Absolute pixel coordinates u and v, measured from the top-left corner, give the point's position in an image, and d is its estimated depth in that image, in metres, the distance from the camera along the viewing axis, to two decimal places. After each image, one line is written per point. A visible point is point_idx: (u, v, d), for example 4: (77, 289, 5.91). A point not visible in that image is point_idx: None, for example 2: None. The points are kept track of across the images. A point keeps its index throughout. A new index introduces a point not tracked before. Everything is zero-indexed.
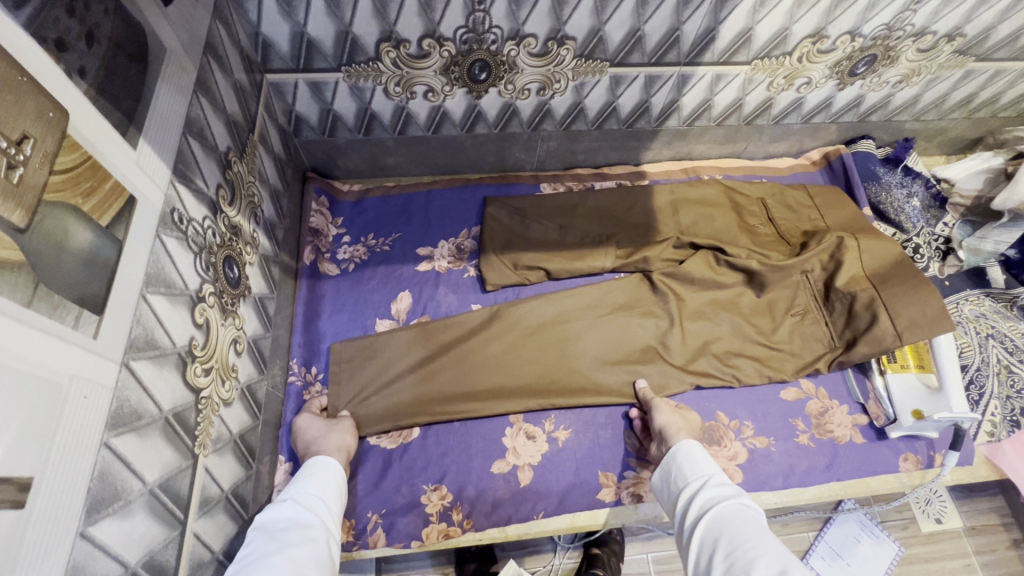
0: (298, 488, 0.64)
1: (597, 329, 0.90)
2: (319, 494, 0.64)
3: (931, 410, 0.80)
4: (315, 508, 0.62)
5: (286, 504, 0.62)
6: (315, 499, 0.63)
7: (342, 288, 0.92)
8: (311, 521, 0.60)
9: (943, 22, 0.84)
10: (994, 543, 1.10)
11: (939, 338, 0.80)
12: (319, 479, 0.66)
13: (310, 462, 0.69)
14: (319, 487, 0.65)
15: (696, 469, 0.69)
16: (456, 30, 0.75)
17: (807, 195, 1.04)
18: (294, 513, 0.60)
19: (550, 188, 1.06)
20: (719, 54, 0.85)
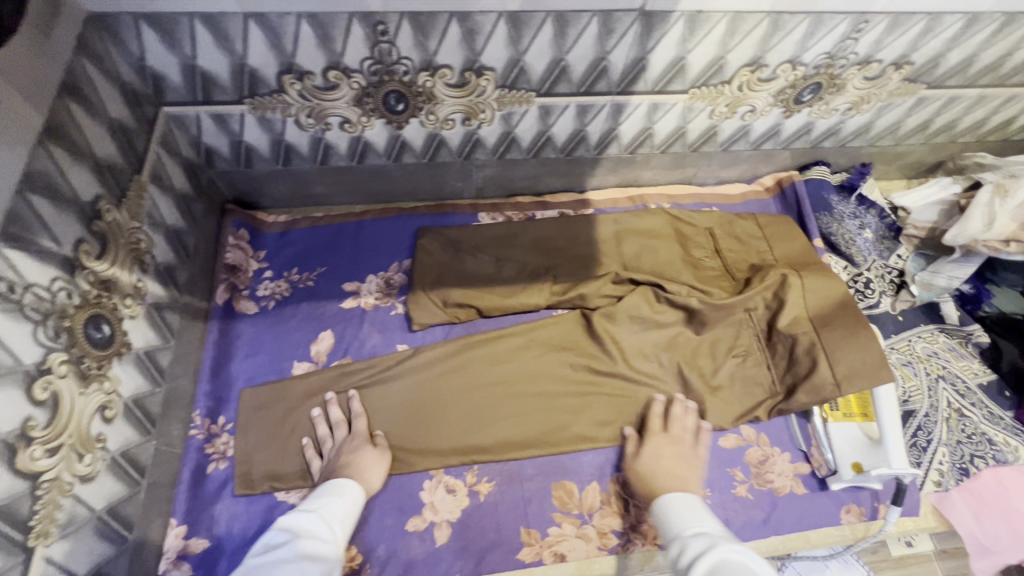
0: (323, 501, 0.66)
1: (528, 374, 0.86)
2: (339, 517, 0.65)
3: (870, 463, 0.76)
4: (332, 526, 0.63)
5: (310, 513, 0.63)
6: (334, 518, 0.64)
7: (260, 329, 0.87)
8: (327, 538, 0.61)
9: (888, 50, 0.79)
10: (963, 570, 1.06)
11: (879, 388, 0.75)
12: (345, 503, 0.67)
13: (337, 481, 0.70)
14: (341, 509, 0.66)
15: (694, 519, 0.62)
16: (362, 62, 0.70)
17: (756, 225, 0.99)
18: (313, 525, 0.61)
19: (489, 218, 1.01)
20: (653, 84, 0.80)
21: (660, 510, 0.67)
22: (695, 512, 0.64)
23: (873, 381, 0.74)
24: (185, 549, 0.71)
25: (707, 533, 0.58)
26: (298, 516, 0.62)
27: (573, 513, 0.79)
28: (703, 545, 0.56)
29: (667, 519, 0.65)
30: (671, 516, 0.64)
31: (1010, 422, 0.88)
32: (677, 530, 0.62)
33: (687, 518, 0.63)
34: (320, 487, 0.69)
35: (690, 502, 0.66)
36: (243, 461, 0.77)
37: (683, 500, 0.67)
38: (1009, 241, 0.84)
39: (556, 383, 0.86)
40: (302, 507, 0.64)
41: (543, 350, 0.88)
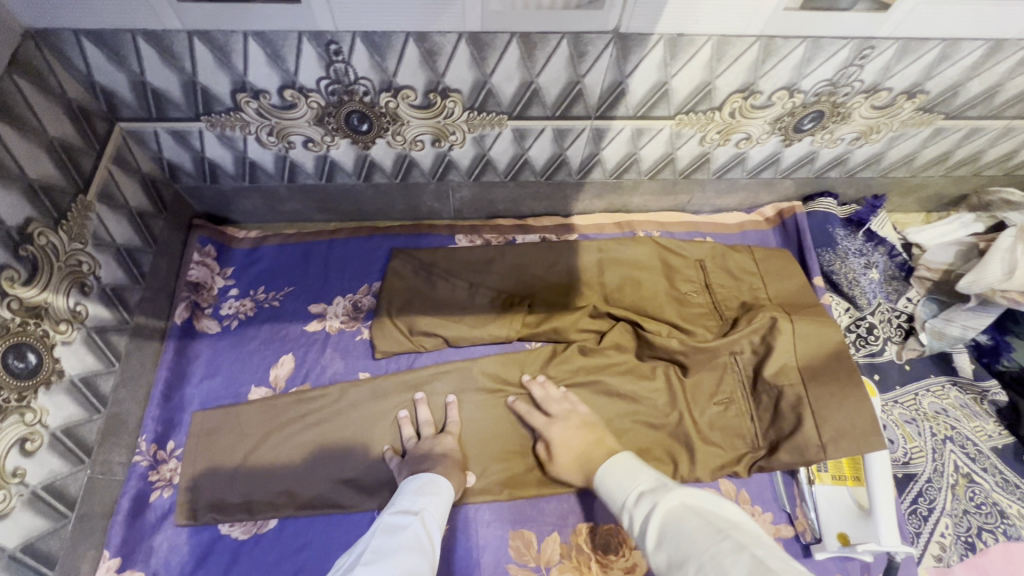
0: (423, 502, 0.66)
1: (497, 410, 0.82)
2: (436, 519, 0.65)
3: (858, 537, 0.70)
4: (432, 530, 0.63)
5: (412, 517, 0.63)
6: (434, 523, 0.64)
7: (219, 350, 0.85)
8: (424, 547, 0.60)
9: (898, 78, 0.72)
10: None
11: (870, 454, 0.71)
12: (442, 504, 0.67)
13: (432, 476, 0.70)
14: (438, 510, 0.66)
15: (625, 484, 0.63)
16: (318, 82, 0.67)
17: (752, 258, 0.92)
18: (413, 531, 0.61)
19: (466, 240, 0.97)
20: (634, 109, 0.74)
21: (602, 485, 0.66)
22: (631, 468, 0.65)
23: (862, 447, 0.70)
24: None
25: (646, 492, 0.60)
26: (396, 519, 0.62)
27: (529, 566, 0.74)
28: (646, 507, 0.57)
29: (606, 491, 0.65)
30: (609, 487, 0.65)
31: None
32: (619, 497, 0.63)
33: (621, 481, 0.64)
34: (409, 483, 0.69)
35: (619, 462, 0.67)
36: (186, 489, 0.74)
37: (620, 463, 0.67)
38: None
39: (536, 404, 0.82)
40: (404, 512, 0.64)
41: (510, 378, 0.84)
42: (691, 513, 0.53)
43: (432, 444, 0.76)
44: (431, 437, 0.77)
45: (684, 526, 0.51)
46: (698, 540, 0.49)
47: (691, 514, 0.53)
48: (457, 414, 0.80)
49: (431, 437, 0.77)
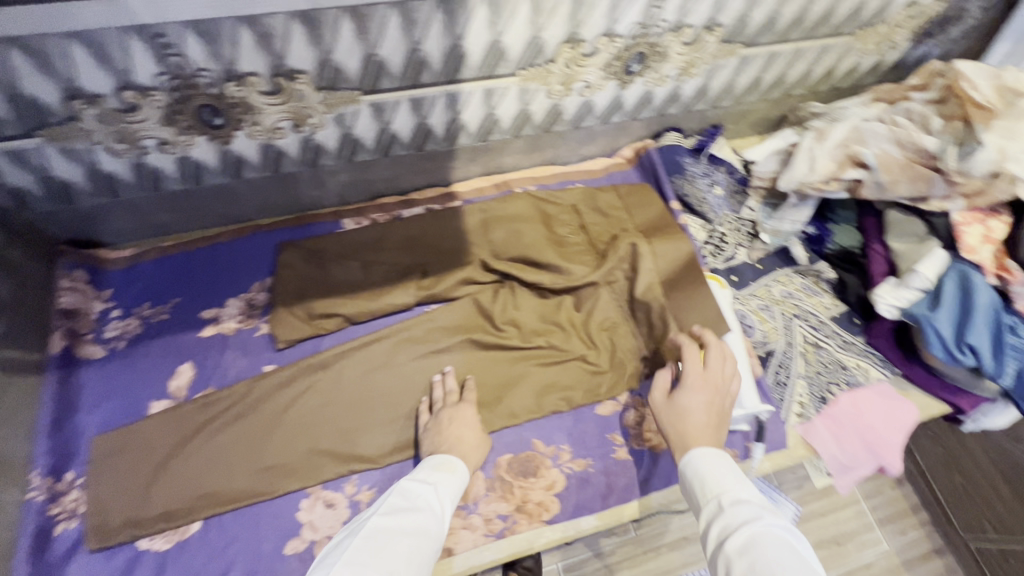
0: (439, 476, 0.69)
1: (406, 375, 0.86)
2: (449, 495, 0.68)
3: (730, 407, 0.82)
4: (442, 500, 0.66)
5: (427, 486, 0.66)
6: (445, 495, 0.67)
7: (108, 373, 0.82)
8: (434, 513, 0.63)
9: (695, 14, 0.83)
10: (880, 485, 1.28)
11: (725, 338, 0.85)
12: (456, 479, 0.70)
13: (448, 457, 0.73)
14: (450, 484, 0.69)
15: (722, 480, 0.62)
16: (156, 78, 0.67)
17: (617, 196, 1.02)
18: (425, 498, 0.65)
19: (353, 223, 0.99)
20: (478, 70, 0.80)
21: (686, 470, 0.66)
22: (728, 470, 0.64)
23: (714, 332, 0.85)
24: None
25: (750, 500, 0.59)
26: (412, 487, 0.66)
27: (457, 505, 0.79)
28: (749, 514, 0.56)
29: (692, 476, 0.65)
30: (699, 471, 0.64)
31: (862, 347, 0.96)
32: (709, 489, 0.62)
33: (707, 480, 0.63)
34: (426, 459, 0.73)
35: (716, 457, 0.65)
36: (95, 513, 0.72)
37: (715, 457, 0.66)
38: (829, 180, 0.89)
39: (445, 369, 0.87)
40: (422, 480, 0.67)
41: (412, 345, 0.88)
42: (783, 545, 0.52)
43: (451, 414, 0.79)
44: (452, 405, 0.80)
45: (780, 555, 0.50)
46: (793, 571, 0.49)
47: (779, 543, 0.52)
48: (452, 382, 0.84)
49: (453, 405, 0.81)
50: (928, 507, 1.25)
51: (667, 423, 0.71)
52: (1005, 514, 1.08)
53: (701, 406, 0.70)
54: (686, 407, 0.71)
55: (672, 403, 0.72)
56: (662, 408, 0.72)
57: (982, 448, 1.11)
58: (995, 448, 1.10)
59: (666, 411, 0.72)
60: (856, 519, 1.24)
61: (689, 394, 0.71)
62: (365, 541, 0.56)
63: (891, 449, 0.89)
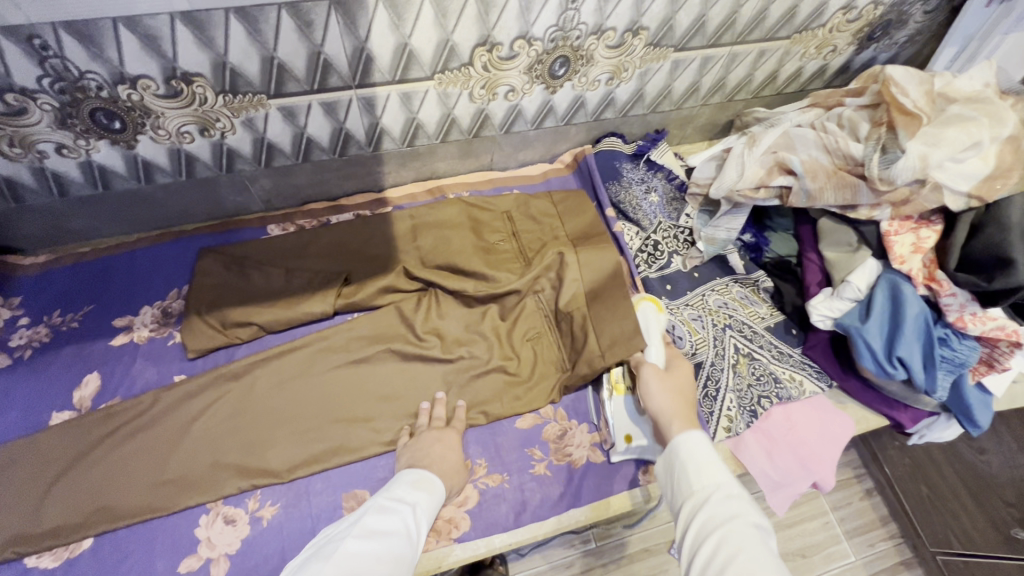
0: (417, 496, 0.67)
1: (317, 386, 0.83)
2: (425, 514, 0.66)
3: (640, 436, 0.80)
4: (419, 521, 0.65)
5: (405, 508, 0.65)
6: (422, 516, 0.66)
7: (11, 383, 0.80)
8: (410, 536, 0.61)
9: (615, 17, 0.81)
10: (850, 497, 1.25)
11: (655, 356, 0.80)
12: (432, 500, 0.68)
13: (427, 474, 0.71)
14: (427, 503, 0.67)
15: (714, 472, 0.59)
16: (39, 81, 0.65)
17: (550, 203, 1.00)
18: (403, 519, 0.63)
19: (279, 229, 0.97)
20: (390, 73, 0.78)
21: (679, 450, 0.62)
22: (715, 459, 0.61)
23: (629, 346, 0.78)
24: None
25: (735, 495, 0.56)
26: (390, 504, 0.64)
27: None
28: (734, 511, 0.54)
29: (681, 462, 0.61)
30: (689, 459, 0.61)
31: (798, 358, 0.93)
32: (698, 483, 0.59)
33: (698, 471, 0.60)
34: (402, 475, 0.71)
35: (707, 449, 0.62)
36: None
37: (704, 444, 0.62)
38: (759, 186, 0.86)
39: (361, 379, 0.84)
40: (399, 500, 0.66)
41: (328, 356, 0.85)
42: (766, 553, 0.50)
43: (436, 436, 0.78)
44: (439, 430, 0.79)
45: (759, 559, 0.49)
46: None
47: (759, 546, 0.50)
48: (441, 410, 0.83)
49: (438, 428, 0.79)
50: (898, 518, 1.21)
51: (660, 391, 0.72)
52: (970, 525, 1.03)
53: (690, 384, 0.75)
54: (678, 381, 0.74)
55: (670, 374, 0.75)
56: (655, 378, 0.74)
57: (946, 459, 1.07)
58: (958, 459, 1.06)
59: (660, 380, 0.74)
60: (823, 530, 1.21)
61: (681, 372, 0.76)
62: (336, 566, 0.53)
63: (823, 464, 0.87)
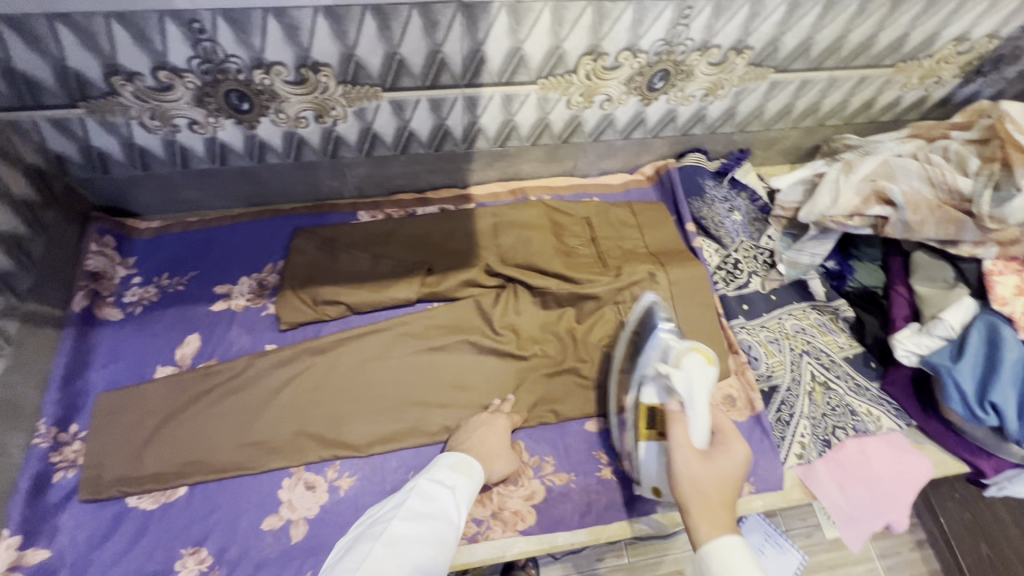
0: (457, 479, 0.70)
1: (398, 368, 0.86)
2: (466, 498, 0.70)
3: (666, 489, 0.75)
4: (461, 504, 0.69)
5: (447, 491, 0.69)
6: (463, 500, 0.69)
7: (121, 335, 0.86)
8: (450, 520, 0.66)
9: (722, 35, 0.82)
10: (899, 546, 1.19)
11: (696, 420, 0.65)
12: (473, 483, 0.72)
13: (466, 458, 0.74)
14: (467, 486, 0.71)
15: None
16: (189, 61, 0.71)
17: (630, 212, 1.02)
18: (444, 504, 0.67)
19: (368, 216, 1.02)
20: (497, 75, 0.81)
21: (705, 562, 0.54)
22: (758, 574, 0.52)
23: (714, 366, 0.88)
24: (19, 561, 0.69)
25: None
26: (433, 489, 0.68)
27: None
28: None
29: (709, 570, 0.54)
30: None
31: (875, 393, 0.90)
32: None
33: None
34: (443, 457, 0.74)
35: (743, 559, 0.53)
36: (92, 466, 0.75)
37: (741, 554, 0.54)
38: (852, 215, 0.85)
39: (438, 367, 0.87)
40: (440, 482, 0.69)
41: (408, 341, 0.88)
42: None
43: (481, 421, 0.81)
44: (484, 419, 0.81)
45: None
46: None
47: None
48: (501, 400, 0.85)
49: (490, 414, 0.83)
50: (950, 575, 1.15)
51: (691, 481, 0.61)
52: None
53: (735, 470, 0.62)
54: (717, 469, 0.61)
55: (708, 464, 0.62)
56: (690, 465, 0.62)
57: (1014, 517, 1.02)
58: None
59: (693, 465, 0.62)
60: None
61: (726, 457, 0.62)
62: (385, 548, 0.59)
63: (899, 504, 0.84)
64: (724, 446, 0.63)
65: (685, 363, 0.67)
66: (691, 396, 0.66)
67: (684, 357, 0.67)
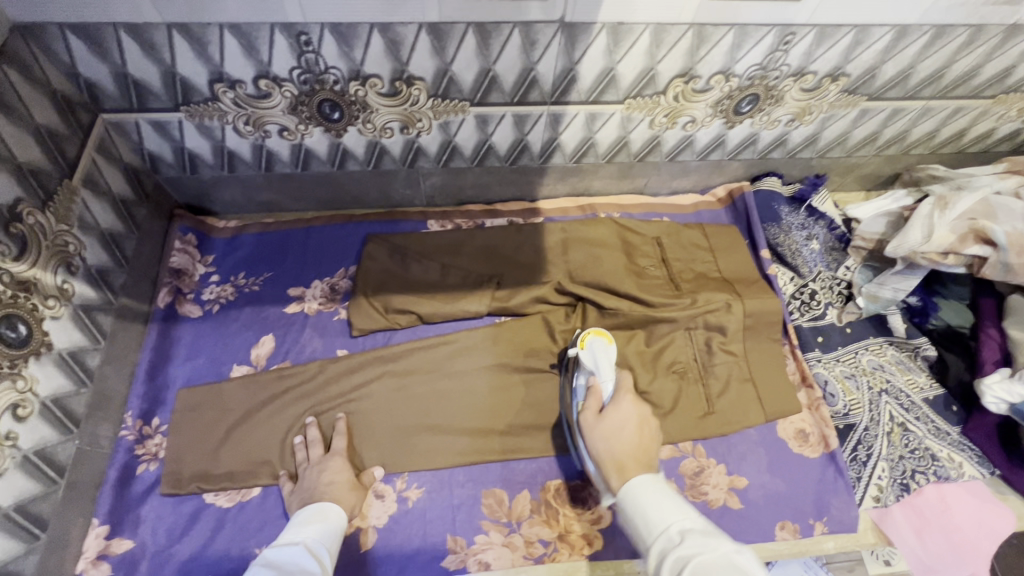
0: (306, 532, 0.64)
1: (467, 381, 0.86)
2: (324, 547, 0.63)
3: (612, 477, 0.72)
4: (321, 555, 0.62)
5: (298, 547, 0.61)
6: (320, 548, 0.63)
7: (200, 332, 0.88)
8: (313, 569, 0.58)
9: (820, 62, 0.79)
10: None
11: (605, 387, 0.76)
12: (327, 528, 0.66)
13: (318, 509, 0.68)
14: (320, 535, 0.65)
15: (665, 510, 0.55)
16: (291, 72, 0.72)
17: (703, 235, 1.00)
18: (300, 557, 0.60)
19: (438, 225, 1.02)
20: (586, 93, 0.81)
21: (625, 501, 0.59)
22: (662, 496, 0.57)
23: (786, 399, 0.87)
24: (107, 549, 0.71)
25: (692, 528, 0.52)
26: (279, 553, 0.60)
27: (501, 521, 0.79)
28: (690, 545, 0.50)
29: (632, 511, 0.58)
30: (639, 509, 0.57)
31: (956, 438, 0.86)
32: (655, 524, 0.54)
33: (648, 516, 0.56)
34: (290, 523, 0.67)
35: (654, 487, 0.59)
36: (172, 461, 0.77)
37: (650, 484, 0.59)
38: (948, 252, 0.82)
39: (507, 383, 0.87)
40: (287, 544, 0.62)
41: (477, 355, 0.88)
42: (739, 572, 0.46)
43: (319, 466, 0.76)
44: (316, 460, 0.77)
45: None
46: None
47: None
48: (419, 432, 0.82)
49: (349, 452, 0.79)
50: None
51: (600, 440, 0.69)
52: None
53: (627, 419, 0.70)
54: (615, 423, 0.69)
55: (602, 419, 0.70)
56: (594, 427, 0.70)
57: None
58: None
59: (596, 426, 0.70)
60: None
61: (619, 411, 0.71)
62: None
63: (982, 557, 0.80)
64: (616, 404, 0.72)
65: (590, 344, 0.80)
66: (598, 367, 0.78)
67: (589, 339, 0.81)
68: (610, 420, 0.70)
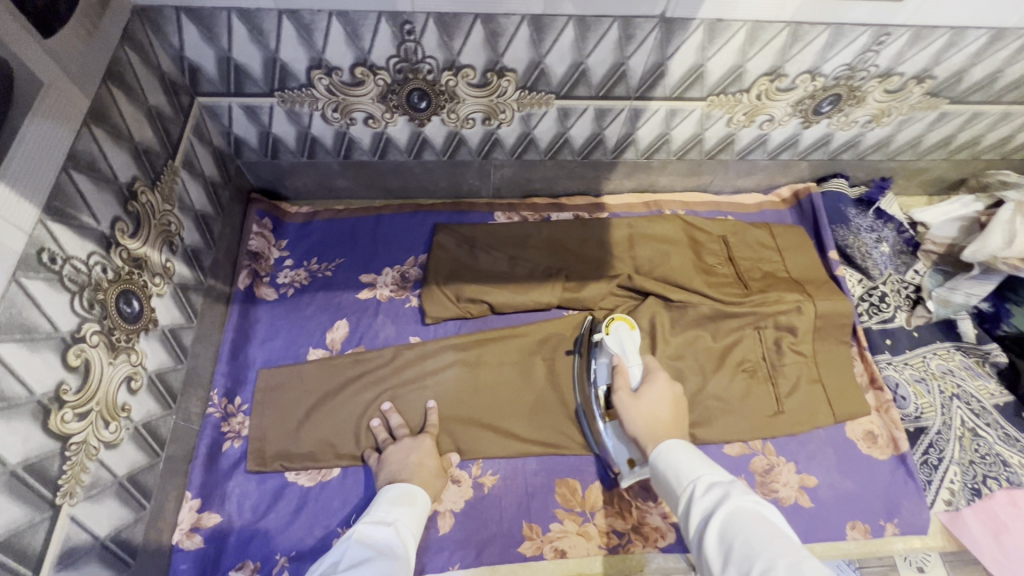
0: (399, 512, 0.66)
1: (539, 372, 0.87)
2: (411, 531, 0.65)
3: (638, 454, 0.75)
4: (407, 540, 0.63)
5: (388, 528, 0.63)
6: (408, 532, 0.64)
7: (277, 315, 0.90)
8: (400, 555, 0.59)
9: (909, 64, 0.79)
10: None
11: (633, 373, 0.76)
12: (416, 513, 0.67)
13: (410, 488, 0.69)
14: (410, 518, 0.66)
15: (693, 465, 0.58)
16: (388, 60, 0.73)
17: (770, 234, 1.00)
18: (388, 541, 0.61)
19: (504, 217, 1.03)
20: (671, 89, 0.81)
21: (657, 463, 0.62)
22: (695, 457, 0.60)
23: (857, 403, 0.87)
24: (198, 522, 0.74)
25: (717, 482, 0.55)
26: (371, 529, 0.62)
27: (575, 510, 0.80)
28: (715, 500, 0.53)
29: (663, 470, 0.61)
30: (668, 464, 0.61)
31: None
32: (683, 477, 0.58)
33: (676, 473, 0.59)
34: (383, 495, 0.69)
35: (682, 449, 0.62)
36: (255, 442, 0.79)
37: (682, 449, 0.62)
38: None
39: None
40: (378, 522, 0.63)
41: (549, 345, 0.88)
42: (761, 519, 0.48)
43: (413, 442, 0.77)
44: (406, 443, 0.77)
45: (750, 532, 0.47)
46: (772, 541, 0.45)
47: (756, 523, 0.48)
48: (484, 407, 0.84)
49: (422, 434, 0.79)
50: None
51: (635, 419, 0.70)
52: None
53: (663, 402, 0.70)
54: (650, 402, 0.70)
55: (637, 399, 0.71)
56: (630, 405, 0.71)
57: None
58: None
59: (632, 403, 0.71)
60: None
61: (654, 390, 0.72)
62: None
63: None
64: (648, 380, 0.73)
65: (615, 329, 0.81)
66: (625, 351, 0.78)
67: (614, 324, 0.82)
68: (643, 399, 0.71)
